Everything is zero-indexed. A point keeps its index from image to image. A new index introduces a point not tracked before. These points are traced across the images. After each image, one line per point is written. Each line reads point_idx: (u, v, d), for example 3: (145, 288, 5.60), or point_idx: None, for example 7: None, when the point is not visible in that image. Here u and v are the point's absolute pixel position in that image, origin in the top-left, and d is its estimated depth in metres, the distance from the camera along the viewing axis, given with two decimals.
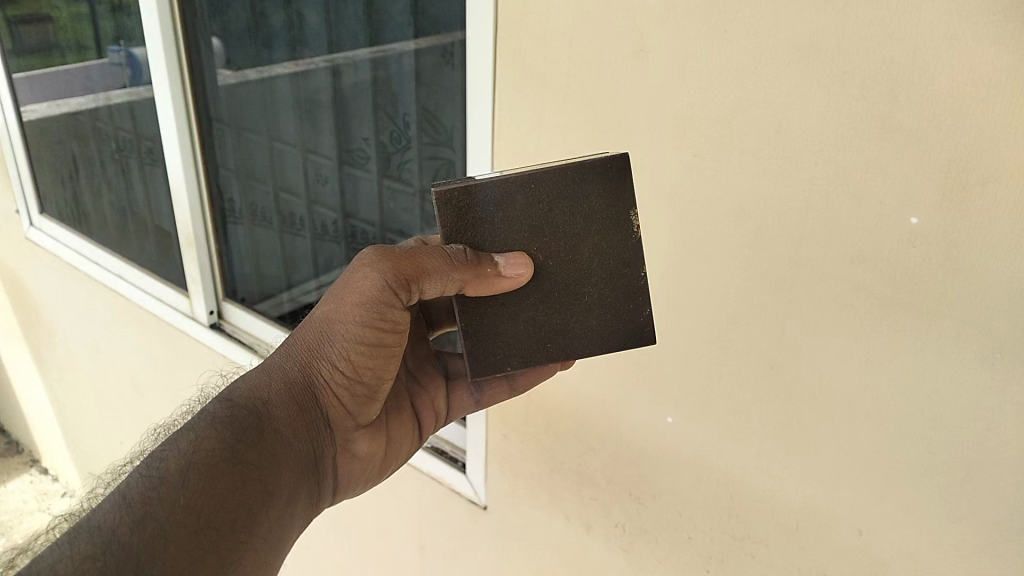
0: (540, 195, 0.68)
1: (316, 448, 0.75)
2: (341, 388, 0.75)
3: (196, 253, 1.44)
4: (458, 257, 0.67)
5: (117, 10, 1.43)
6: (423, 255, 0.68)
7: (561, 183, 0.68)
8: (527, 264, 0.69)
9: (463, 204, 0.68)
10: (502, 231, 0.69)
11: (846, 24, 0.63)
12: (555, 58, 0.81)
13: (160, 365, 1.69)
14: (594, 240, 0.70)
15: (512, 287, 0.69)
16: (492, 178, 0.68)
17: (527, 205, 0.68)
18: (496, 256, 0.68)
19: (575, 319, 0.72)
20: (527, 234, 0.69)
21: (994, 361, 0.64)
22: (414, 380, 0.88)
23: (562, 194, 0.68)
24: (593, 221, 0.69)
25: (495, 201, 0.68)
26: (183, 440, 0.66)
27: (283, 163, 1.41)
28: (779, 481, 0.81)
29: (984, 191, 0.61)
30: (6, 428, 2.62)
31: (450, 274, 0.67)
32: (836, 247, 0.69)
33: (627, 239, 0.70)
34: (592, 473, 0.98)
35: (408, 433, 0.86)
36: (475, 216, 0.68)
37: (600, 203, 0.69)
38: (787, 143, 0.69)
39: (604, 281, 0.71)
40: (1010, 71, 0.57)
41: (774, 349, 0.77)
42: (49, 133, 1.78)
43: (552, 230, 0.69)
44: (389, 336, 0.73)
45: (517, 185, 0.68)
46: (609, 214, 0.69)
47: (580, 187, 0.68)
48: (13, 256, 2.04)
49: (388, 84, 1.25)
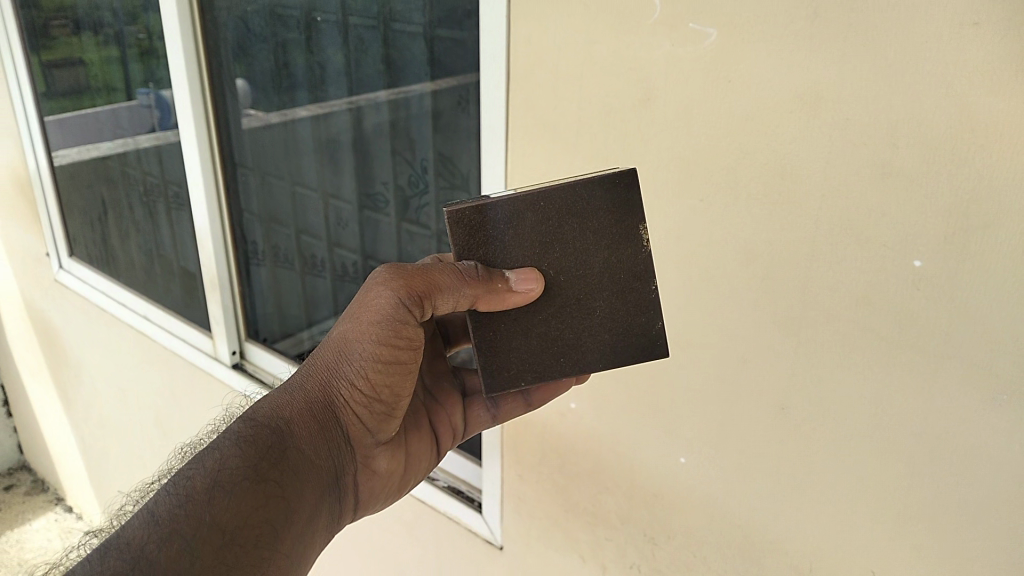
0: (549, 212, 0.69)
1: (337, 465, 0.76)
2: (360, 405, 0.76)
3: (219, 295, 1.51)
4: (470, 273, 0.68)
5: (146, 58, 1.48)
6: (435, 273, 0.70)
7: (570, 199, 0.68)
8: (539, 278, 0.70)
9: (474, 222, 0.68)
10: (513, 248, 0.69)
11: (845, 74, 0.65)
12: (565, 106, 0.84)
13: (182, 402, 1.72)
14: (605, 255, 0.70)
15: (522, 302, 0.70)
16: (502, 198, 0.68)
17: (537, 222, 0.69)
18: (507, 272, 0.69)
19: (587, 333, 0.73)
20: (538, 251, 0.70)
21: (1002, 402, 0.65)
22: (431, 397, 0.89)
23: (572, 210, 0.69)
24: (603, 235, 0.69)
25: (506, 220, 0.69)
26: (208, 458, 0.68)
27: (304, 207, 1.43)
28: (792, 521, 0.81)
29: (985, 235, 0.62)
30: (34, 466, 2.66)
31: (462, 290, 0.68)
32: (842, 291, 0.70)
33: (637, 253, 0.70)
34: (607, 514, 0.98)
35: (426, 449, 0.87)
36: (486, 234, 0.69)
37: (610, 218, 0.69)
38: (791, 189, 0.70)
39: (616, 295, 0.72)
40: (1006, 117, 0.58)
41: (784, 390, 0.77)
42: (79, 176, 1.83)
43: (563, 246, 0.70)
44: (406, 353, 0.75)
45: (528, 204, 0.68)
46: (618, 229, 0.69)
47: (589, 202, 0.69)
48: (42, 297, 2.09)
49: (406, 129, 1.25)
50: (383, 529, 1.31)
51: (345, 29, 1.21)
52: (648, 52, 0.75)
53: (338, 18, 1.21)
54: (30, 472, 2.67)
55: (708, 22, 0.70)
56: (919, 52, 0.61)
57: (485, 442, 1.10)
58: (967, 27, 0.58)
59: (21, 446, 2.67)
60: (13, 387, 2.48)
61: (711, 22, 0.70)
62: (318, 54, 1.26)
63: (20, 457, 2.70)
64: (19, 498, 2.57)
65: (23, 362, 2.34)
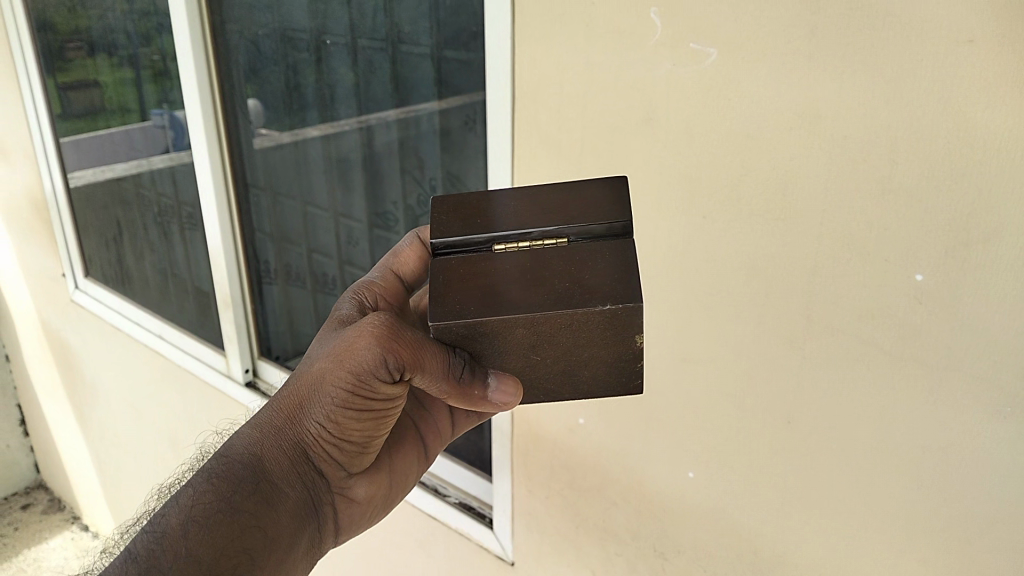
0: (543, 328, 0.59)
1: (312, 499, 0.73)
2: (332, 442, 0.71)
3: (232, 312, 1.53)
4: (456, 372, 0.63)
5: (160, 79, 1.51)
6: (425, 351, 0.63)
7: (566, 321, 0.59)
8: (516, 393, 0.66)
9: (461, 332, 0.60)
10: (501, 346, 0.62)
11: (843, 92, 0.65)
12: (570, 126, 0.85)
13: (196, 419, 1.73)
14: (594, 352, 0.63)
15: (493, 411, 0.67)
16: (494, 316, 0.58)
17: (530, 335, 0.60)
18: (489, 378, 0.65)
19: (565, 390, 0.68)
20: (526, 348, 0.62)
21: (1006, 414, 0.65)
22: (416, 404, 0.84)
23: (568, 327, 0.59)
24: (596, 341, 0.61)
25: (494, 333, 0.60)
26: (182, 496, 0.67)
27: (315, 226, 1.44)
28: (802, 535, 0.82)
29: (986, 248, 0.62)
30: (50, 485, 2.69)
31: (442, 382, 0.63)
32: (845, 305, 0.71)
33: (627, 350, 0.63)
34: (617, 529, 0.99)
35: (413, 464, 0.83)
36: (474, 337, 0.61)
37: (606, 330, 0.60)
38: (793, 205, 0.71)
39: (601, 369, 0.65)
40: (1005, 131, 0.59)
41: (791, 405, 0.78)
42: (94, 198, 1.85)
43: (552, 347, 0.62)
44: (384, 403, 0.68)
45: (522, 323, 0.59)
46: (611, 338, 0.61)
47: (587, 324, 0.59)
48: (58, 317, 2.12)
49: (415, 148, 1.28)
50: (393, 546, 1.32)
51: (355, 50, 1.23)
52: (651, 70, 0.76)
53: (348, 39, 1.23)
54: (47, 490, 2.70)
55: (708, 42, 0.72)
56: (916, 68, 0.62)
57: (496, 458, 1.11)
58: (963, 44, 0.59)
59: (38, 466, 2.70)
60: (29, 406, 2.52)
61: (710, 41, 0.71)
62: (328, 74, 1.28)
63: (37, 476, 2.73)
64: (36, 516, 2.60)
65: (40, 381, 2.37)
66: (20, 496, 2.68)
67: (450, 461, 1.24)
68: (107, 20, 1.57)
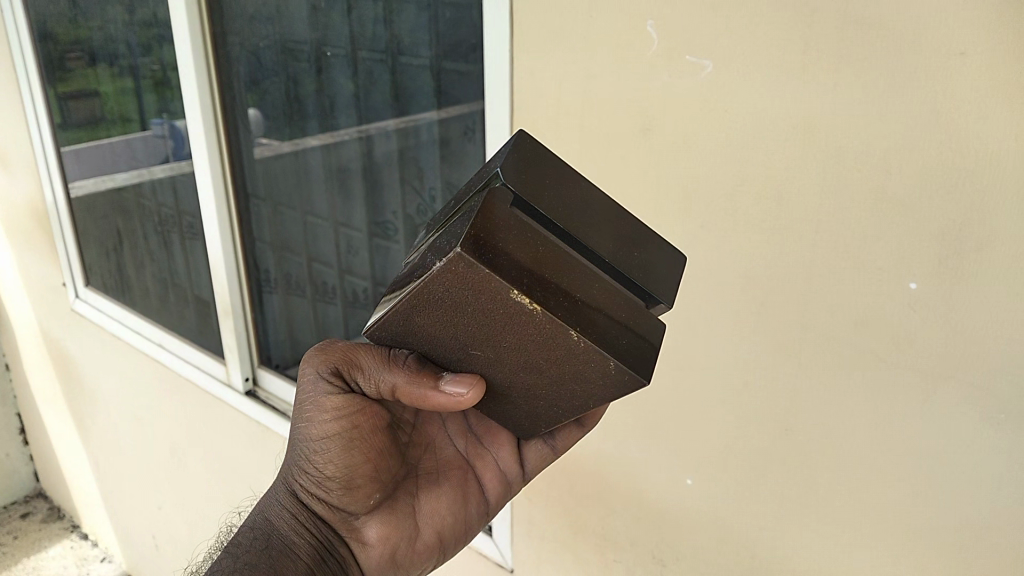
0: (431, 309, 0.57)
1: (322, 545, 0.75)
2: (318, 483, 0.74)
3: (232, 323, 1.48)
4: (399, 362, 0.65)
5: (160, 89, 1.52)
6: (359, 356, 0.69)
7: (436, 295, 0.55)
8: (474, 385, 0.62)
9: (378, 330, 0.62)
10: (438, 340, 0.61)
11: (838, 104, 0.66)
12: (568, 136, 0.86)
13: (196, 429, 1.74)
14: (514, 327, 0.56)
15: (454, 407, 0.62)
16: (384, 311, 0.59)
17: (434, 320, 0.58)
18: (445, 372, 0.64)
19: (557, 386, 0.62)
20: (460, 336, 0.59)
21: (1000, 421, 0.66)
22: (473, 442, 0.81)
23: (448, 299, 0.55)
24: (497, 311, 0.55)
25: (402, 323, 0.60)
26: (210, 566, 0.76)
27: (316, 236, 1.47)
28: (800, 543, 0.82)
29: (979, 257, 0.63)
30: (49, 494, 2.69)
31: (382, 375, 0.66)
32: (841, 313, 0.72)
33: (537, 316, 0.54)
34: (615, 536, 0.99)
35: (464, 504, 0.79)
36: (407, 336, 0.62)
37: (485, 300, 0.54)
38: (789, 215, 0.72)
39: (563, 357, 0.57)
40: (997, 142, 0.60)
41: (788, 412, 0.78)
42: (95, 208, 1.86)
43: (474, 331, 0.58)
44: (346, 421, 0.71)
45: (407, 310, 0.57)
46: (503, 303, 0.54)
47: (452, 288, 0.54)
48: (59, 326, 2.12)
49: (414, 159, 1.38)
50: None
51: (355, 62, 1.27)
52: (648, 82, 0.77)
53: (347, 51, 1.26)
54: (46, 499, 2.70)
55: (705, 54, 0.73)
56: (909, 81, 0.63)
57: None
58: (956, 57, 0.60)
59: (37, 475, 2.70)
60: (29, 415, 2.52)
61: (707, 54, 0.72)
62: (329, 85, 1.32)
63: (36, 485, 2.73)
64: (35, 525, 2.60)
65: (40, 391, 2.37)
66: (19, 505, 2.68)
67: None
68: (107, 29, 1.58)
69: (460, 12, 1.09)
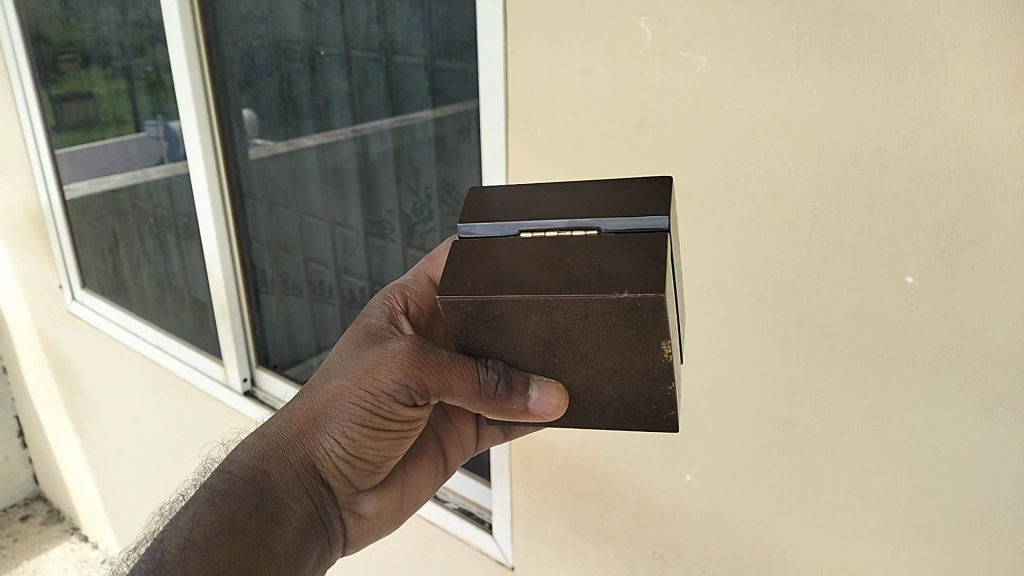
0: (556, 316, 0.56)
1: (318, 514, 0.74)
2: (343, 461, 0.72)
3: (230, 323, 1.52)
4: (489, 388, 0.63)
5: (154, 90, 1.52)
6: (447, 373, 0.64)
7: (579, 308, 0.54)
8: (561, 407, 0.63)
9: (470, 311, 0.57)
10: (523, 336, 0.59)
11: (832, 99, 0.66)
12: (563, 134, 0.86)
13: (195, 429, 1.73)
14: (619, 355, 0.58)
15: (534, 421, 0.64)
16: (503, 294, 0.55)
17: (545, 322, 0.56)
18: (530, 389, 0.63)
19: (589, 406, 0.65)
20: (546, 343, 0.59)
21: (998, 414, 0.66)
22: (441, 418, 0.84)
23: (584, 316, 0.55)
24: (617, 339, 0.57)
25: (507, 314, 0.57)
26: (183, 517, 0.69)
27: (312, 236, 1.45)
28: (800, 537, 0.82)
29: (974, 251, 0.63)
30: (48, 496, 2.69)
31: (475, 401, 0.63)
32: (837, 307, 0.72)
33: (654, 359, 0.58)
34: (615, 533, 0.99)
35: (432, 478, 0.84)
36: (487, 321, 0.58)
37: (628, 331, 0.56)
38: (784, 210, 0.72)
39: (628, 389, 0.62)
40: (992, 136, 0.60)
41: (786, 408, 0.79)
42: (91, 210, 1.86)
43: (572, 345, 0.58)
44: (400, 423, 0.70)
45: (533, 307, 0.55)
46: (635, 339, 0.56)
47: (605, 314, 0.54)
48: (55, 329, 2.12)
49: (409, 157, 1.33)
50: (395, 552, 1.33)
51: (349, 61, 1.25)
52: (643, 79, 0.77)
53: (341, 51, 1.24)
54: (46, 502, 2.70)
55: (699, 51, 0.73)
56: (903, 75, 0.63)
57: (494, 464, 1.11)
58: (949, 50, 0.60)
59: (36, 477, 2.70)
60: (27, 417, 2.52)
61: (701, 50, 0.72)
62: (323, 85, 1.29)
63: (35, 487, 2.73)
64: (35, 528, 2.60)
65: (38, 393, 2.37)
66: (18, 508, 2.68)
67: None
68: (100, 31, 1.58)
69: (453, 10, 1.08)
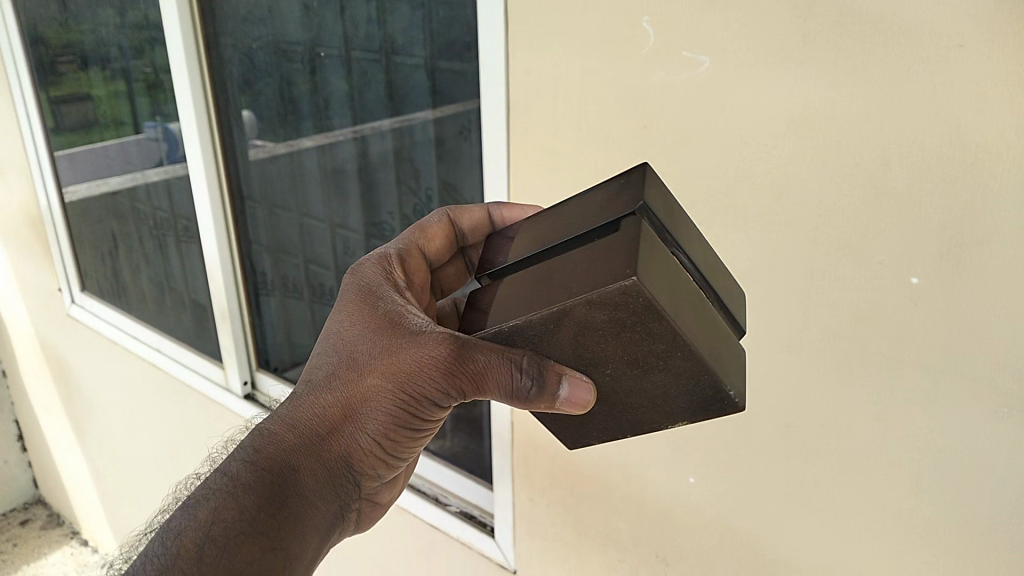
0: (672, 360, 0.58)
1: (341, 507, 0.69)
2: (373, 452, 0.68)
3: (230, 326, 1.51)
4: (523, 391, 0.60)
5: (153, 91, 1.51)
6: (488, 374, 0.61)
7: (694, 371, 0.58)
8: (579, 407, 0.61)
9: (638, 312, 0.54)
10: (618, 347, 0.58)
11: (836, 97, 0.66)
12: (565, 134, 0.85)
13: (195, 432, 1.73)
14: (643, 398, 0.63)
15: (545, 410, 0.61)
16: (675, 322, 0.55)
17: (662, 356, 0.58)
18: (561, 387, 0.60)
19: None
20: (621, 362, 0.60)
21: (1004, 415, 0.65)
22: None
23: (681, 376, 0.59)
24: (659, 393, 0.62)
25: (606, 322, 0.56)
26: (202, 509, 0.62)
27: (312, 238, 1.45)
28: (802, 539, 0.82)
29: (980, 251, 0.63)
30: (48, 500, 2.68)
31: (510, 401, 0.61)
32: (842, 307, 0.71)
33: (653, 417, 0.65)
34: (617, 535, 0.99)
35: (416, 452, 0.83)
36: (627, 318, 0.55)
37: (676, 399, 0.62)
38: (788, 210, 0.71)
39: (603, 412, 0.66)
40: (997, 135, 0.59)
41: (789, 409, 0.78)
42: (89, 212, 1.86)
43: (638, 374, 0.61)
44: (434, 417, 0.68)
45: (678, 346, 0.56)
46: (675, 405, 0.63)
47: (695, 386, 0.60)
48: (55, 332, 2.12)
49: (409, 157, 1.39)
50: (396, 554, 1.33)
51: (349, 62, 1.24)
52: (645, 79, 0.77)
53: (341, 52, 1.24)
54: (46, 506, 2.69)
55: (701, 50, 0.72)
56: (908, 74, 0.62)
57: (496, 467, 1.11)
58: (954, 48, 0.60)
59: (36, 481, 2.69)
60: (26, 421, 2.51)
61: (703, 50, 0.72)
62: (323, 85, 1.29)
63: (35, 492, 2.72)
64: (35, 531, 2.59)
65: (38, 397, 2.36)
66: (18, 512, 2.67)
67: (450, 470, 1.26)
68: (98, 32, 1.57)
69: (453, 10, 1.08)
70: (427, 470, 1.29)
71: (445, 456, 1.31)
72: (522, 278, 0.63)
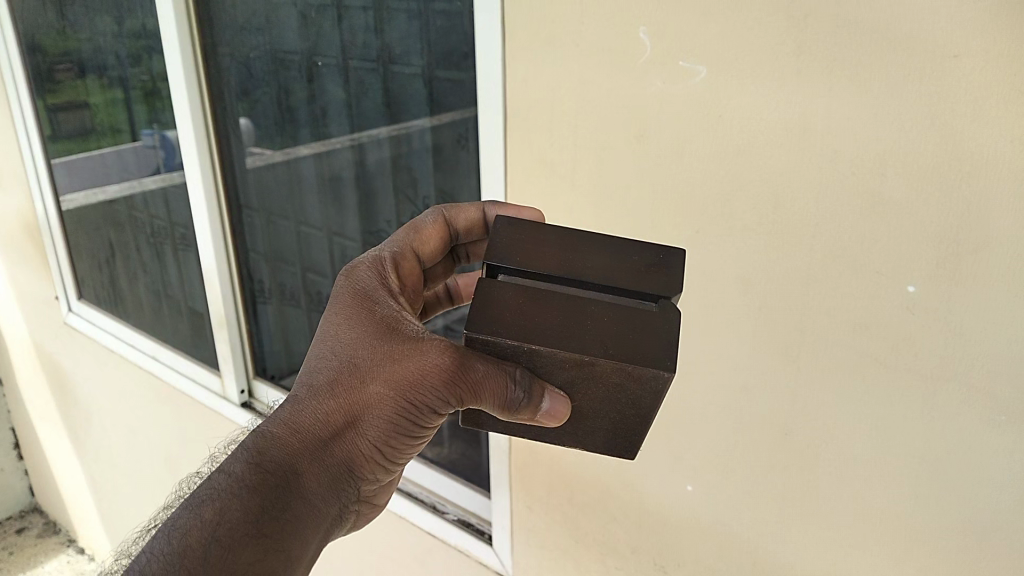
0: (624, 417, 0.64)
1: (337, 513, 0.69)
2: (371, 457, 0.68)
3: (227, 333, 1.51)
4: (513, 401, 0.61)
5: (150, 99, 1.51)
6: (484, 383, 0.61)
7: (633, 428, 0.65)
8: (555, 418, 0.63)
9: (648, 381, 0.59)
10: (604, 394, 0.62)
11: (832, 107, 0.66)
12: (562, 144, 0.85)
13: (193, 440, 1.72)
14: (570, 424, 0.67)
15: (530, 420, 0.63)
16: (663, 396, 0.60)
17: (625, 410, 0.63)
18: (543, 402, 0.62)
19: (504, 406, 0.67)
20: (589, 398, 0.63)
21: (1001, 423, 0.65)
22: None
23: (618, 425, 0.66)
24: (585, 426, 0.67)
25: (610, 380, 0.60)
26: (203, 508, 0.61)
27: (309, 246, 1.45)
28: (801, 546, 0.82)
29: (976, 259, 0.63)
30: (45, 508, 2.68)
31: (502, 410, 0.62)
32: (839, 315, 0.71)
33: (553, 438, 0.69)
34: (616, 544, 0.99)
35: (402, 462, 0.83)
36: (631, 383, 0.59)
37: (591, 437, 0.68)
38: (784, 219, 0.72)
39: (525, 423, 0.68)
40: (993, 144, 0.60)
41: (787, 417, 0.78)
42: (87, 220, 1.86)
43: (593, 410, 0.65)
44: (431, 423, 0.68)
45: (642, 412, 0.63)
46: (584, 438, 0.69)
47: (617, 436, 0.67)
48: (51, 339, 2.11)
49: (406, 165, 1.31)
50: (394, 563, 1.33)
51: (346, 71, 1.25)
52: (642, 88, 0.77)
53: (338, 61, 1.24)
54: (42, 514, 2.68)
55: (698, 59, 0.72)
56: (903, 84, 0.62)
57: (494, 476, 1.11)
58: (949, 58, 0.60)
59: (32, 489, 2.68)
60: (23, 429, 2.51)
61: (700, 59, 0.72)
62: (320, 93, 1.29)
63: (32, 500, 2.71)
64: (31, 540, 2.58)
65: (34, 405, 2.36)
66: (15, 521, 2.66)
67: (448, 479, 1.25)
68: (96, 40, 1.57)
69: (451, 20, 1.08)
70: (425, 479, 1.29)
71: (443, 464, 1.30)
72: (544, 297, 0.62)
